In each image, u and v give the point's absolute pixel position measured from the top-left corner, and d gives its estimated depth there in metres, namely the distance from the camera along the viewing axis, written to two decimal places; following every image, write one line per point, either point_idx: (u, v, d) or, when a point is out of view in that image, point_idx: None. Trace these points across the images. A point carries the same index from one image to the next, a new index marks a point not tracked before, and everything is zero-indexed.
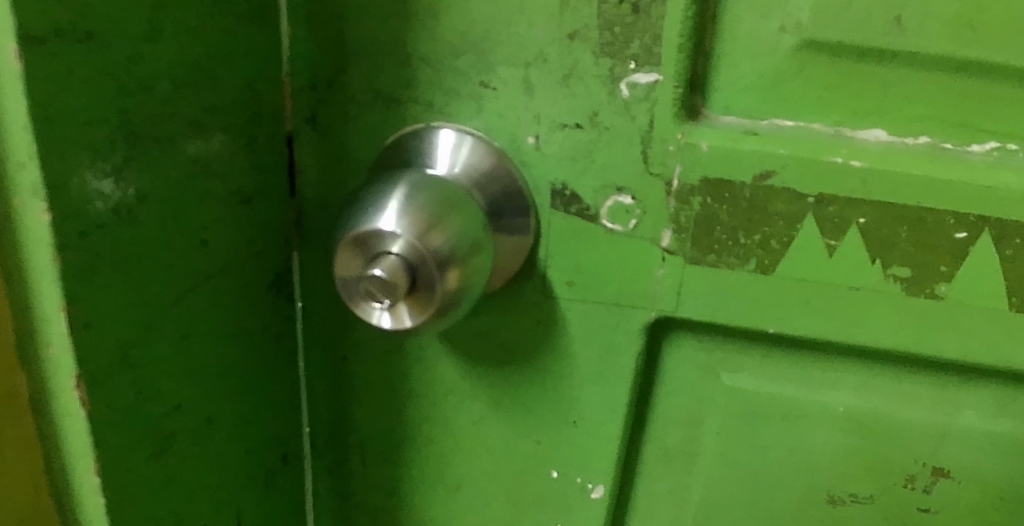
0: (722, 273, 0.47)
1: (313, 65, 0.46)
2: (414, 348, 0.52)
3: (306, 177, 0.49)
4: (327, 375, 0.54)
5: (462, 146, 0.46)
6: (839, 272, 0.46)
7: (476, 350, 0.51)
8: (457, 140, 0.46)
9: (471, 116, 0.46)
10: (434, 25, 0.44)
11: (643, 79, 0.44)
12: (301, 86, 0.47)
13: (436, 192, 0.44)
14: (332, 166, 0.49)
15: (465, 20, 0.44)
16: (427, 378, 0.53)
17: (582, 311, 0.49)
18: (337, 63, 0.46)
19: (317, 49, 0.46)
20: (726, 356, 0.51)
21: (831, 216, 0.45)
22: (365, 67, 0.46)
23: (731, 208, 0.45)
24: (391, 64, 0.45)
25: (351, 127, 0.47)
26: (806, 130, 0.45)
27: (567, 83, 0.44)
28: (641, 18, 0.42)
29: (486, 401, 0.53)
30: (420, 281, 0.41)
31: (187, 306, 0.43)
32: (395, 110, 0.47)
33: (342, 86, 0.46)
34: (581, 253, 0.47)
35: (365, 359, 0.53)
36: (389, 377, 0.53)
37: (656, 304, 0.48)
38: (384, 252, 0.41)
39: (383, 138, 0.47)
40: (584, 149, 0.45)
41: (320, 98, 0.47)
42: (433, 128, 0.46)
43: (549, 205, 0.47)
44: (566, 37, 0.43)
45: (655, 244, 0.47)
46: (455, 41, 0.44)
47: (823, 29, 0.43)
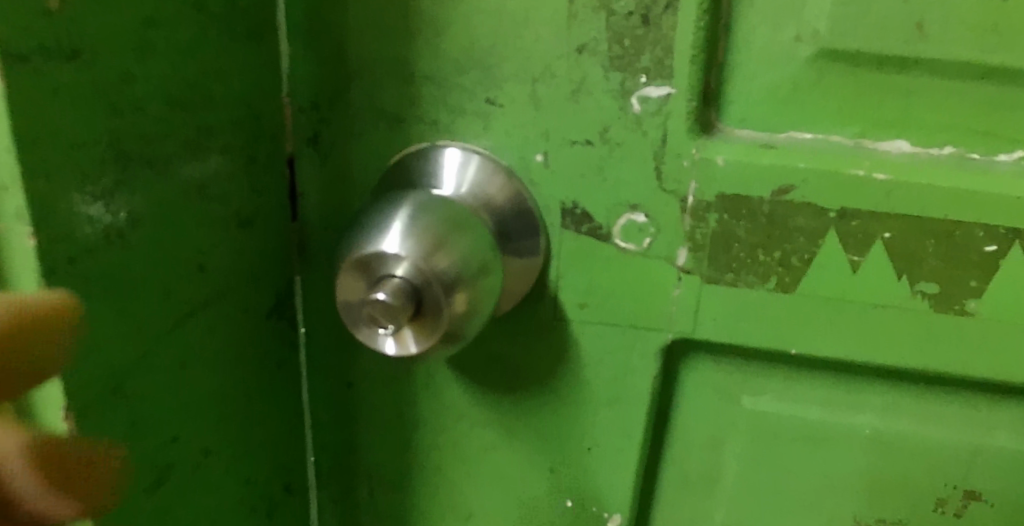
0: (741, 292, 0.45)
1: (316, 85, 0.45)
2: (422, 374, 0.50)
3: (310, 200, 0.48)
4: (333, 403, 0.53)
5: (469, 165, 0.45)
6: (863, 290, 0.44)
7: (486, 375, 0.50)
8: (463, 159, 0.45)
9: (477, 135, 0.45)
10: (438, 41, 0.43)
11: (655, 93, 0.42)
12: (303, 106, 0.46)
13: (443, 213, 0.42)
14: (336, 188, 0.47)
15: (471, 35, 0.43)
16: (436, 404, 0.51)
17: (595, 334, 0.47)
18: (339, 82, 0.45)
19: (319, 69, 0.45)
20: (746, 379, 0.49)
21: (854, 231, 0.43)
22: (368, 86, 0.45)
23: (749, 225, 0.43)
24: (394, 82, 0.44)
25: (355, 147, 0.46)
26: (825, 143, 0.43)
27: (575, 98, 0.43)
28: (651, 29, 0.41)
29: (497, 428, 0.51)
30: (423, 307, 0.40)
31: (185, 333, 0.41)
32: (399, 129, 0.45)
33: (345, 105, 0.45)
34: (594, 274, 0.46)
35: (371, 386, 0.51)
36: (396, 404, 0.51)
37: (673, 326, 0.46)
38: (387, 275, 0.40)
39: (387, 158, 0.46)
40: (595, 166, 0.44)
41: (322, 118, 0.46)
42: (440, 147, 0.45)
43: (559, 225, 0.45)
44: (574, 50, 0.42)
45: (669, 263, 0.45)
46: (460, 58, 0.43)
47: (840, 38, 0.41)
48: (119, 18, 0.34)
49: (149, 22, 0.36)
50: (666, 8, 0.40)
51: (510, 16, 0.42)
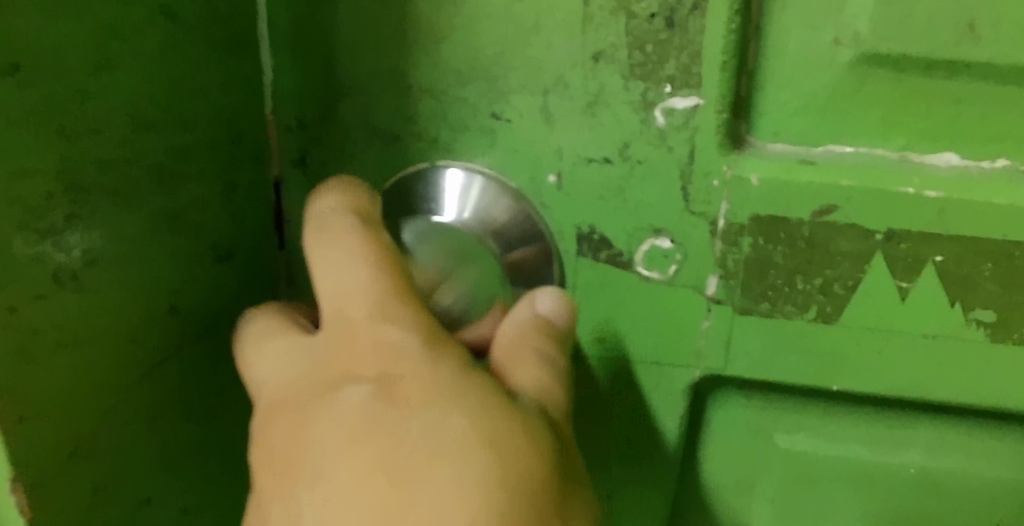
0: (778, 324, 0.40)
1: (301, 100, 0.41)
2: None
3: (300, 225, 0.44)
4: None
5: (472, 188, 0.40)
6: (913, 319, 0.40)
7: None
8: (466, 181, 0.40)
9: (482, 153, 0.40)
10: (439, 49, 0.39)
11: (681, 104, 0.38)
12: (289, 124, 0.41)
13: (453, 246, 0.40)
14: None
15: (475, 42, 0.38)
16: None
17: (615, 371, 0.43)
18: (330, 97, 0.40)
19: (305, 82, 0.40)
20: (779, 415, 0.44)
21: (903, 254, 0.39)
22: (360, 101, 0.40)
23: (787, 250, 0.39)
24: (391, 96, 0.40)
25: (348, 168, 0.42)
26: (868, 157, 0.40)
27: (592, 112, 0.38)
28: (676, 33, 0.37)
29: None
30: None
31: (161, 382, 0.37)
32: (397, 149, 0.41)
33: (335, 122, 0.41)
34: (614, 305, 0.41)
35: None
36: None
37: (702, 362, 0.42)
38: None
39: (383, 180, 0.42)
40: (615, 187, 0.39)
41: (311, 137, 0.42)
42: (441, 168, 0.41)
43: (575, 252, 0.41)
44: (590, 58, 0.38)
45: (698, 293, 0.40)
46: (464, 68, 0.39)
47: (884, 40, 0.37)
48: (73, 30, 0.30)
49: (111, 32, 0.31)
50: (692, 9, 0.36)
51: (518, 22, 0.38)
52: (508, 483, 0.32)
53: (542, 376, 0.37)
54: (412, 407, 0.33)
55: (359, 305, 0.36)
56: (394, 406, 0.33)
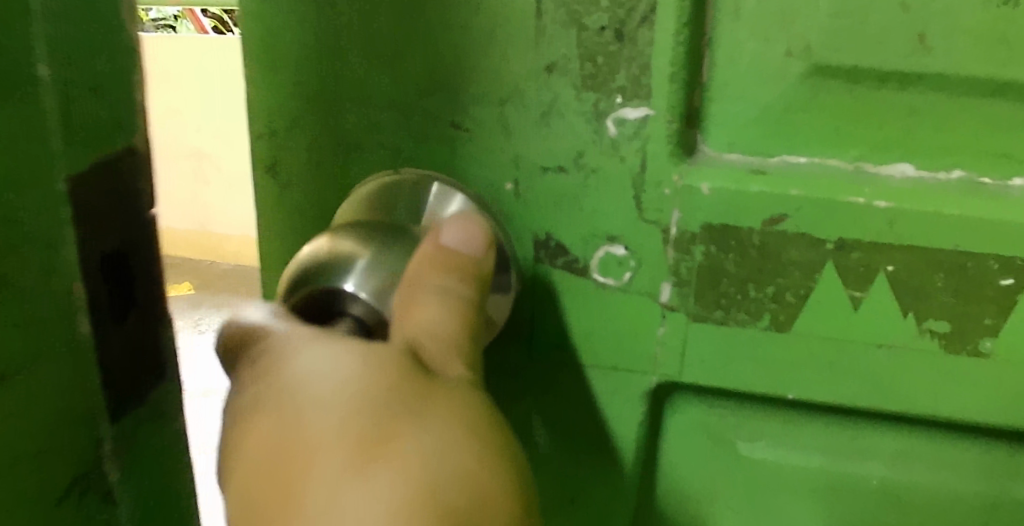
0: (733, 332, 0.41)
1: (275, 110, 0.43)
2: None
3: (279, 226, 0.46)
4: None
5: (433, 196, 0.42)
6: (866, 331, 0.40)
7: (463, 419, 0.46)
8: (427, 190, 0.42)
9: (443, 160, 0.42)
10: (400, 61, 0.40)
11: (632, 115, 0.38)
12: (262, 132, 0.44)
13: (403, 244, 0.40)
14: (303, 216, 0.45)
15: (434, 54, 0.40)
16: None
17: (574, 375, 0.43)
18: (303, 107, 0.43)
19: (282, 94, 0.43)
20: (742, 422, 0.44)
21: (855, 264, 0.39)
22: (329, 111, 0.42)
23: (738, 258, 0.40)
24: (356, 106, 0.42)
25: (319, 172, 0.44)
26: (823, 167, 0.40)
27: (546, 122, 0.39)
28: (626, 45, 0.37)
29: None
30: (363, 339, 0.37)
31: (80, 429, 0.31)
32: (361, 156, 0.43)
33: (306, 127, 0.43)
34: (571, 311, 0.42)
35: None
36: None
37: (658, 368, 0.42)
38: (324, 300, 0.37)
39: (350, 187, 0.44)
40: (570, 195, 0.40)
41: (282, 144, 0.44)
42: (413, 181, 0.42)
43: (533, 258, 0.42)
44: (543, 70, 0.39)
45: (653, 300, 0.41)
46: (424, 79, 0.40)
47: (833, 52, 0.38)
48: None
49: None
50: (641, 22, 0.37)
51: (474, 35, 0.39)
52: (389, 418, 0.32)
53: (436, 315, 0.36)
54: (288, 376, 0.33)
55: (252, 332, 0.35)
56: (279, 387, 0.33)
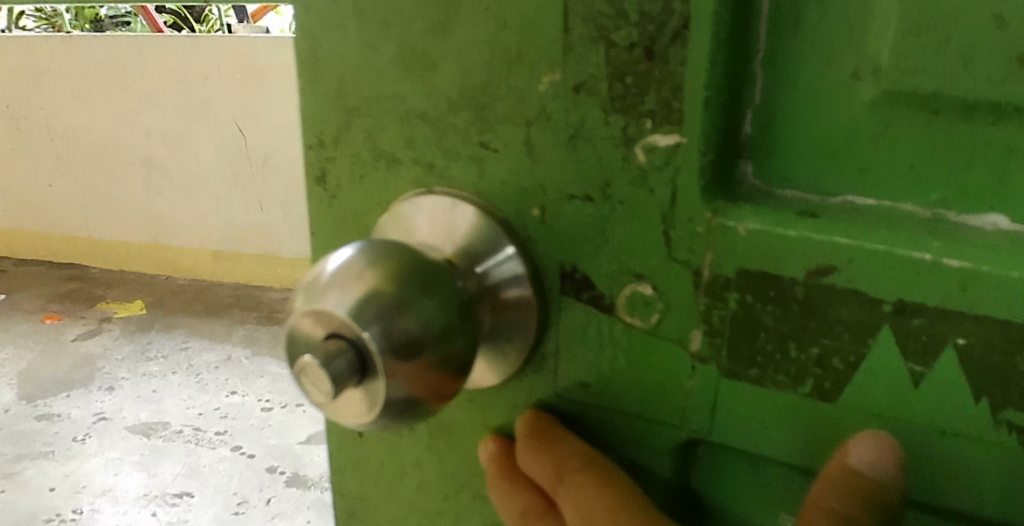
0: (770, 394, 0.36)
1: (321, 120, 0.41)
2: (422, 440, 0.44)
3: (326, 240, 0.44)
4: (346, 457, 0.47)
5: (455, 213, 0.39)
6: (928, 412, 0.33)
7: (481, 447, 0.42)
8: (450, 208, 0.39)
9: (473, 181, 0.39)
10: (430, 74, 0.37)
11: (663, 142, 0.34)
12: (311, 143, 0.42)
13: (410, 265, 0.36)
14: (337, 230, 0.43)
15: (464, 69, 0.37)
16: (432, 474, 0.45)
17: (601, 419, 0.40)
18: (345, 118, 0.40)
19: (326, 101, 0.40)
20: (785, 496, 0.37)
21: (916, 332, 0.33)
22: (368, 125, 0.40)
23: (778, 311, 0.34)
24: (393, 120, 0.39)
25: (361, 188, 0.41)
26: (894, 212, 0.33)
27: (573, 145, 0.36)
28: (656, 65, 0.33)
29: (493, 515, 0.43)
30: (358, 354, 0.34)
31: None
32: (395, 170, 0.40)
33: (350, 141, 0.41)
34: (597, 349, 0.38)
35: (372, 451, 0.46)
36: (394, 472, 0.46)
37: (686, 424, 0.37)
38: (322, 310, 0.34)
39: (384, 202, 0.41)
40: (596, 226, 0.36)
41: (326, 156, 0.42)
42: (439, 198, 0.39)
43: (559, 290, 0.38)
44: (571, 89, 0.35)
45: (681, 349, 0.36)
46: (455, 95, 0.37)
47: (909, 75, 0.31)
48: None
49: None
50: (672, 38, 0.33)
51: (501, 50, 0.35)
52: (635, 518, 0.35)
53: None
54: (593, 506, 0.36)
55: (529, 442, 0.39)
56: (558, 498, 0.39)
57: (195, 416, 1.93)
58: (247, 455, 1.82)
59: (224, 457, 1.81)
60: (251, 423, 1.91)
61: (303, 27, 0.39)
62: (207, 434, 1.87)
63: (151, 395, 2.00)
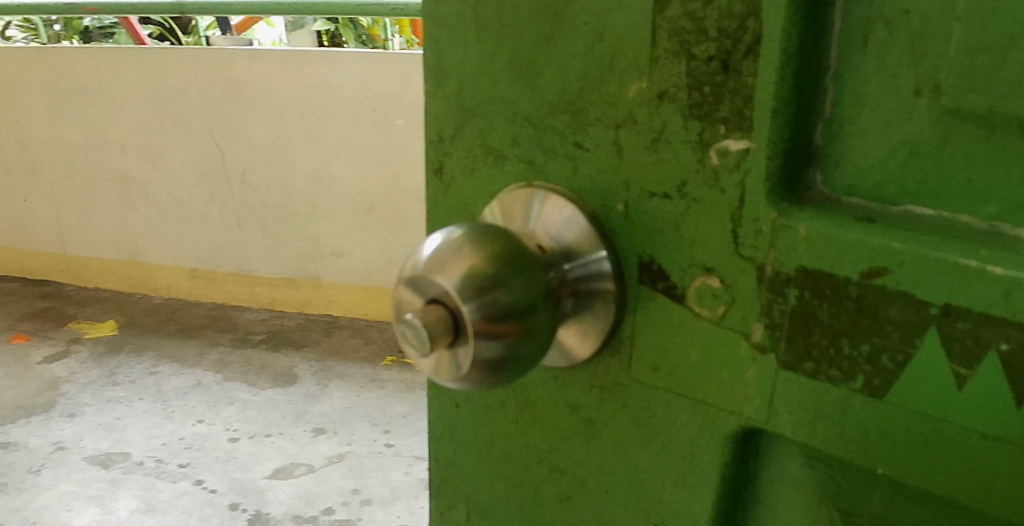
0: (823, 389, 0.37)
1: (443, 118, 0.46)
2: (505, 417, 0.47)
3: (440, 226, 0.48)
4: (443, 424, 0.50)
5: (548, 203, 0.42)
6: (970, 414, 0.35)
7: (562, 424, 0.45)
8: (543, 197, 0.42)
9: (565, 178, 0.42)
10: (534, 80, 0.41)
11: (734, 146, 0.37)
12: (433, 139, 0.47)
13: (503, 247, 0.39)
14: (448, 218, 0.48)
15: (563, 75, 0.40)
16: (513, 449, 0.48)
17: (666, 403, 0.41)
18: (462, 118, 0.45)
19: (447, 102, 0.45)
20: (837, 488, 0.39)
21: (961, 335, 0.34)
22: (481, 125, 0.44)
23: (833, 308, 0.37)
24: (501, 121, 0.43)
25: (472, 179, 0.46)
26: (949, 222, 0.35)
27: (656, 148, 0.39)
28: (730, 77, 0.37)
29: (566, 489, 0.46)
30: (447, 320, 0.38)
31: None
32: (501, 166, 0.44)
33: (465, 138, 0.45)
34: (667, 336, 0.40)
35: (463, 423, 0.49)
36: (480, 445, 0.49)
37: (745, 411, 0.39)
38: (426, 277, 0.38)
39: (490, 194, 0.45)
40: (672, 223, 0.39)
41: (447, 150, 0.46)
42: (537, 189, 0.42)
43: (636, 278, 0.40)
44: (655, 97, 0.38)
45: (743, 339, 0.38)
46: (555, 99, 0.41)
47: (966, 93, 0.33)
48: None
49: None
50: (746, 53, 0.36)
51: (597, 59, 0.39)
52: None
53: None
54: None
55: None
56: None
57: (161, 445, 2.01)
58: (208, 490, 1.86)
59: (184, 492, 1.85)
60: (216, 457, 1.97)
61: (431, 38, 0.44)
62: (173, 471, 1.92)
63: (116, 426, 2.09)
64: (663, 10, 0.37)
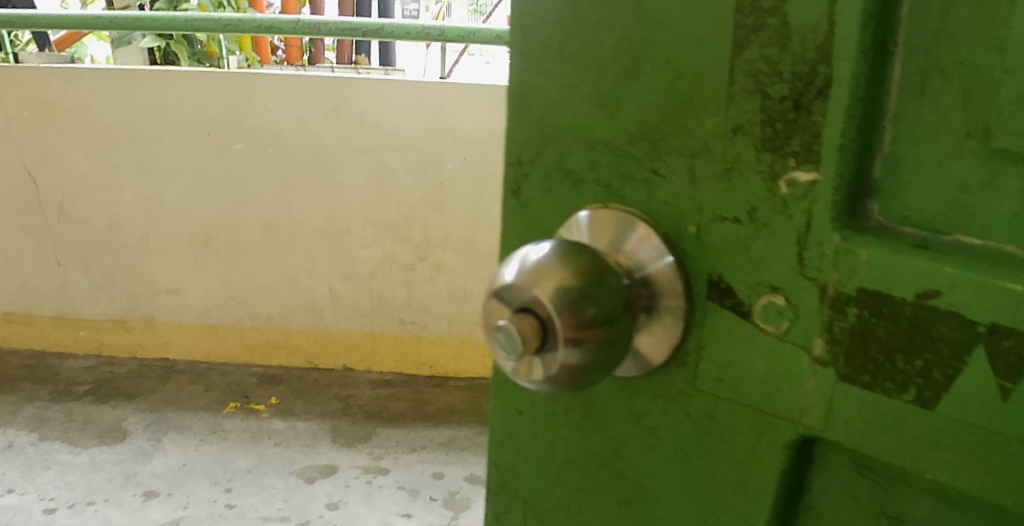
0: (878, 400, 0.41)
1: (522, 143, 0.49)
2: (570, 425, 0.50)
3: (511, 243, 0.51)
4: (507, 430, 0.53)
5: (624, 225, 0.45)
6: (1015, 425, 0.37)
7: (625, 432, 0.48)
8: (619, 220, 0.45)
9: (640, 201, 0.45)
10: (614, 111, 0.45)
11: (803, 177, 0.41)
12: (512, 161, 0.50)
13: (587, 262, 0.41)
14: (521, 236, 0.51)
15: (644, 109, 0.44)
16: (577, 455, 0.50)
17: (728, 411, 0.44)
18: (541, 143, 0.48)
19: (528, 128, 0.48)
20: (888, 492, 0.42)
21: (1006, 352, 0.37)
22: (560, 149, 0.48)
23: (889, 326, 0.40)
24: (582, 146, 0.47)
25: (547, 200, 0.49)
26: (996, 250, 0.38)
27: (729, 176, 0.42)
28: (802, 115, 0.40)
29: (625, 493, 0.49)
30: (534, 327, 0.41)
31: None
32: (579, 188, 0.47)
33: (543, 161, 0.48)
34: (731, 350, 0.43)
35: (528, 429, 0.52)
36: (544, 450, 0.52)
37: (803, 420, 0.42)
38: (517, 287, 0.41)
39: (566, 213, 0.48)
40: (742, 245, 0.42)
41: (525, 172, 0.49)
42: (610, 213, 0.45)
43: (704, 295, 0.43)
44: (730, 130, 0.42)
45: (805, 353, 0.42)
46: (634, 129, 0.45)
47: (1015, 136, 0.37)
48: None
49: None
50: (817, 95, 0.40)
51: (675, 95, 0.43)
52: None
53: None
54: None
55: None
56: None
57: None
58: None
59: None
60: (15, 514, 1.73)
61: (517, 68, 0.48)
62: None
63: None
64: (740, 53, 0.41)
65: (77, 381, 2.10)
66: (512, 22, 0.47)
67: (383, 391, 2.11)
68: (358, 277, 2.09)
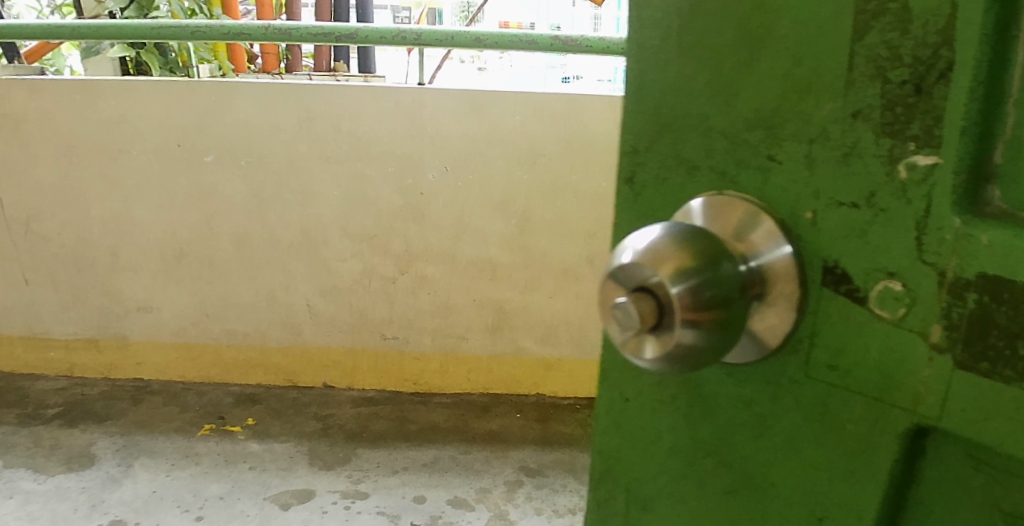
0: (996, 390, 0.39)
1: (639, 132, 0.50)
2: (679, 410, 0.51)
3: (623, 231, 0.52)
4: (616, 415, 0.54)
5: (741, 211, 0.45)
6: None
7: (735, 418, 0.48)
8: (737, 206, 0.45)
9: (756, 188, 0.45)
10: (730, 98, 0.46)
11: (924, 161, 0.40)
12: (628, 150, 0.51)
13: (702, 243, 0.41)
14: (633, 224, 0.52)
15: (760, 95, 0.44)
16: (686, 441, 0.51)
17: (841, 399, 0.43)
18: (657, 132, 0.49)
19: (644, 117, 0.49)
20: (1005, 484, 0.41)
21: None
22: (675, 138, 0.48)
23: (1011, 312, 0.38)
24: (697, 133, 0.47)
25: (662, 187, 0.50)
26: None
27: (847, 161, 0.42)
28: (923, 99, 0.40)
29: (733, 479, 0.49)
30: (650, 305, 0.40)
31: None
32: (693, 175, 0.48)
33: (658, 150, 0.49)
34: (846, 337, 0.43)
35: (637, 414, 0.53)
36: (652, 435, 0.53)
37: (917, 409, 0.41)
38: (631, 265, 0.41)
39: (680, 200, 0.49)
40: (859, 230, 0.42)
41: (641, 160, 0.50)
42: (726, 199, 0.46)
43: (820, 282, 0.43)
44: (849, 116, 0.42)
45: (921, 340, 0.40)
46: (750, 115, 0.45)
47: None
48: None
49: None
50: (938, 78, 0.39)
51: (792, 81, 0.43)
52: None
53: None
54: None
55: None
56: None
57: None
58: None
59: None
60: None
61: (634, 59, 0.49)
62: None
63: None
64: (861, 39, 0.41)
65: (46, 403, 2.04)
66: (632, 15, 0.49)
67: (365, 408, 2.07)
68: (337, 291, 2.05)
